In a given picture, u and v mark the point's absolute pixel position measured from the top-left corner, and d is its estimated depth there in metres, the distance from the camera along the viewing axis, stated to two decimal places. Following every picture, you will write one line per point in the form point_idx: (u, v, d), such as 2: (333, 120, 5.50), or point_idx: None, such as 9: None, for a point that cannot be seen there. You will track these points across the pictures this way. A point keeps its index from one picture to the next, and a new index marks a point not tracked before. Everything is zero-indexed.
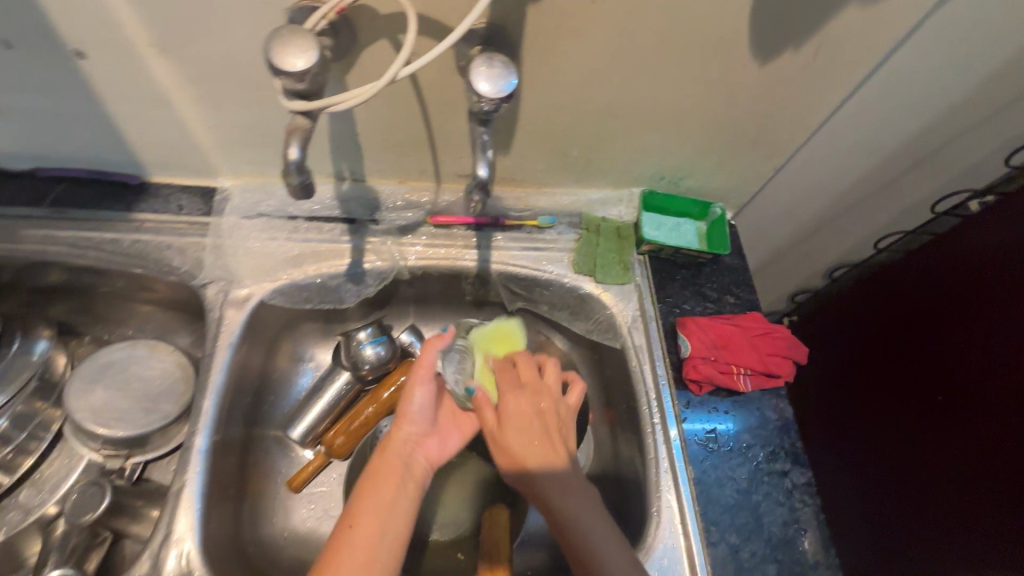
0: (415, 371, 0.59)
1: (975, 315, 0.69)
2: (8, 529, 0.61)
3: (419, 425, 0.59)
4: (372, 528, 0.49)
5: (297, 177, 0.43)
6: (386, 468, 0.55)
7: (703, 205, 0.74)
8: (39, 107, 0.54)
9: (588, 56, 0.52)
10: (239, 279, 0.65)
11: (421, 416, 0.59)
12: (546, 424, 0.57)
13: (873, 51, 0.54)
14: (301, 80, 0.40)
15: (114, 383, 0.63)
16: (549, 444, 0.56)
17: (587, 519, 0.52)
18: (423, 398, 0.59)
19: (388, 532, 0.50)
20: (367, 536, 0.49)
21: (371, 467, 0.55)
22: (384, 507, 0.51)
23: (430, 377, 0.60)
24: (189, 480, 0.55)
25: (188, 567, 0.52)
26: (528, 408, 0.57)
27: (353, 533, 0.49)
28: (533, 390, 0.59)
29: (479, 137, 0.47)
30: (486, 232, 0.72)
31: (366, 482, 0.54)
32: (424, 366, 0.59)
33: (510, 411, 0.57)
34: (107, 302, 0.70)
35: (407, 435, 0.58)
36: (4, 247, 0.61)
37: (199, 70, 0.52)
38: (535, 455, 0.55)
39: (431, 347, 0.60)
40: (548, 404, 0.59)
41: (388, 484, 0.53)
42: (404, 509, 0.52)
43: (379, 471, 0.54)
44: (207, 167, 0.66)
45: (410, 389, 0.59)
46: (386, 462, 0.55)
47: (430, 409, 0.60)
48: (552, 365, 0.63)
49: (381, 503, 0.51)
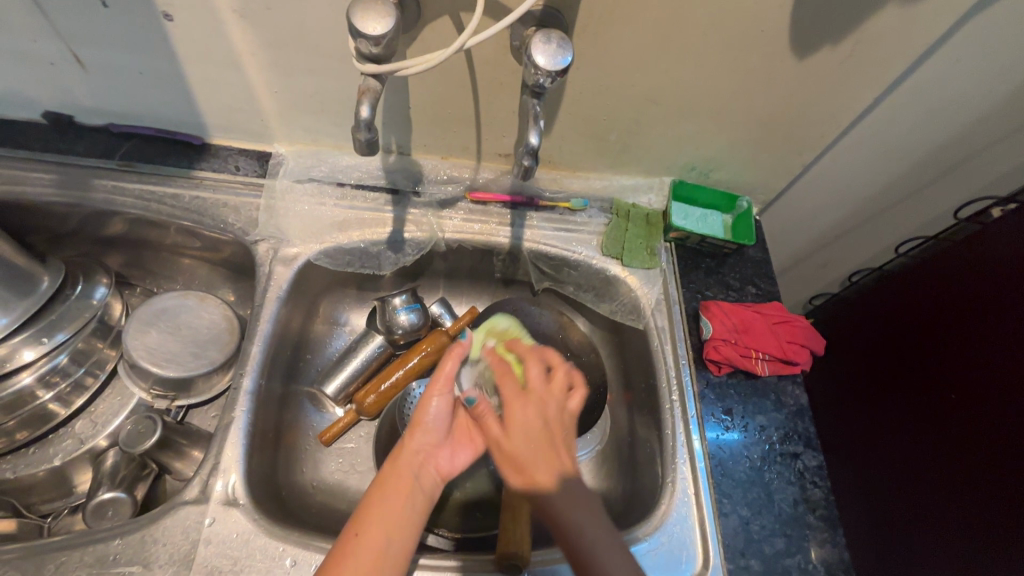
0: (434, 380, 0.54)
1: (990, 316, 0.71)
2: (64, 455, 0.65)
3: (433, 434, 0.54)
4: (378, 544, 0.46)
5: (364, 134, 0.48)
6: (395, 482, 0.50)
7: (730, 198, 0.77)
8: (123, 64, 0.59)
9: (635, 43, 0.56)
10: (289, 239, 0.70)
11: (436, 427, 0.54)
12: (552, 431, 0.53)
13: (906, 51, 0.57)
14: (376, 44, 0.45)
15: (166, 328, 0.67)
16: (560, 464, 0.51)
17: (593, 533, 0.48)
18: (440, 408, 0.54)
19: (397, 538, 0.47)
20: (370, 555, 0.45)
21: (379, 477, 0.51)
22: (388, 524, 0.47)
23: (449, 388, 0.54)
24: (236, 418, 0.59)
25: (233, 496, 0.55)
26: (536, 418, 0.53)
27: (358, 541, 0.46)
28: (539, 395, 0.55)
29: (532, 109, 0.51)
30: (521, 211, 0.76)
31: (373, 492, 0.50)
32: (444, 378, 0.54)
33: (516, 419, 0.53)
34: (161, 255, 0.74)
35: (422, 442, 0.53)
36: (76, 193, 0.66)
37: (273, 37, 0.56)
38: (539, 464, 0.50)
39: (452, 356, 0.54)
40: (554, 412, 0.54)
41: (395, 497, 0.49)
42: (411, 522, 0.49)
43: (384, 486, 0.50)
44: (265, 132, 0.70)
45: (425, 397, 0.54)
46: (397, 472, 0.51)
47: (446, 418, 0.55)
48: (561, 370, 0.57)
49: (390, 515, 0.48)
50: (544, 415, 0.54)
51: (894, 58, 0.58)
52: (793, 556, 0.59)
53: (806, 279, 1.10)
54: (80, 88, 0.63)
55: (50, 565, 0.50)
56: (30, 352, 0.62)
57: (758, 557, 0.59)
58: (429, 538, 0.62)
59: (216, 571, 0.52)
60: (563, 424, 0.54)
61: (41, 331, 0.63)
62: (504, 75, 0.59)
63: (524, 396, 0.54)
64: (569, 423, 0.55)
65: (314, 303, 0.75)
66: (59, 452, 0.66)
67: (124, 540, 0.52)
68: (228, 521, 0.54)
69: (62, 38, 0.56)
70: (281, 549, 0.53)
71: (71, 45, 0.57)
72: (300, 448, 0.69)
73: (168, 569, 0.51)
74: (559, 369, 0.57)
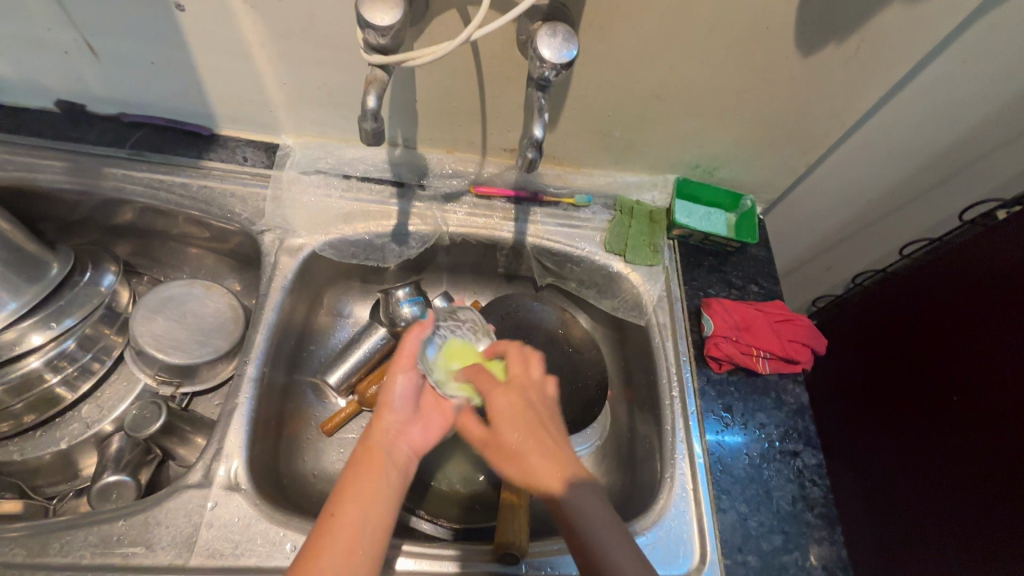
0: (395, 361, 0.56)
1: (992, 319, 0.71)
2: (70, 439, 0.67)
3: (400, 413, 0.55)
4: (353, 521, 0.46)
5: (370, 124, 0.49)
6: (368, 460, 0.50)
7: (734, 197, 0.78)
8: (135, 54, 0.60)
9: (641, 39, 0.56)
10: (295, 230, 0.70)
11: (402, 405, 0.55)
12: (538, 415, 0.53)
13: (911, 50, 0.57)
14: (384, 34, 0.46)
15: (172, 315, 0.68)
16: (547, 435, 0.51)
17: (596, 518, 0.47)
18: (405, 386, 0.55)
19: (372, 517, 0.46)
20: (348, 532, 0.45)
21: (352, 461, 0.50)
22: (364, 501, 0.47)
23: (413, 367, 0.56)
24: (240, 404, 0.60)
25: (235, 481, 0.56)
26: (519, 399, 0.53)
27: (334, 521, 0.45)
28: (517, 384, 0.55)
29: (537, 101, 0.52)
30: (525, 206, 0.76)
31: (348, 473, 0.49)
32: (406, 355, 0.55)
33: (500, 410, 0.52)
34: (167, 245, 0.75)
35: (392, 417, 0.54)
36: (87, 181, 0.67)
37: (282, 29, 0.56)
38: (534, 448, 0.50)
39: (412, 334, 0.56)
40: (537, 398, 0.54)
41: (370, 476, 0.49)
42: (388, 498, 0.48)
43: (357, 463, 0.50)
44: (273, 123, 0.71)
45: (388, 377, 0.55)
46: (369, 448, 0.51)
47: (413, 396, 0.56)
48: (536, 360, 0.58)
49: (365, 492, 0.47)
50: (523, 395, 0.54)
51: (900, 58, 0.58)
52: (791, 553, 0.60)
53: (810, 281, 1.10)
54: (92, 78, 0.64)
55: (54, 544, 0.51)
56: (38, 337, 0.63)
57: (756, 553, 0.59)
58: (426, 527, 0.62)
59: (216, 553, 0.52)
60: (548, 408, 0.54)
61: (49, 316, 0.64)
62: (510, 70, 0.60)
63: (502, 386, 0.55)
64: (553, 405, 0.55)
65: (318, 294, 0.75)
66: (66, 435, 0.67)
67: (128, 521, 0.53)
68: (230, 505, 0.55)
69: (75, 27, 0.57)
70: (281, 534, 0.54)
71: (83, 33, 0.58)
72: (302, 437, 0.70)
73: (169, 551, 0.52)
74: (529, 359, 0.57)
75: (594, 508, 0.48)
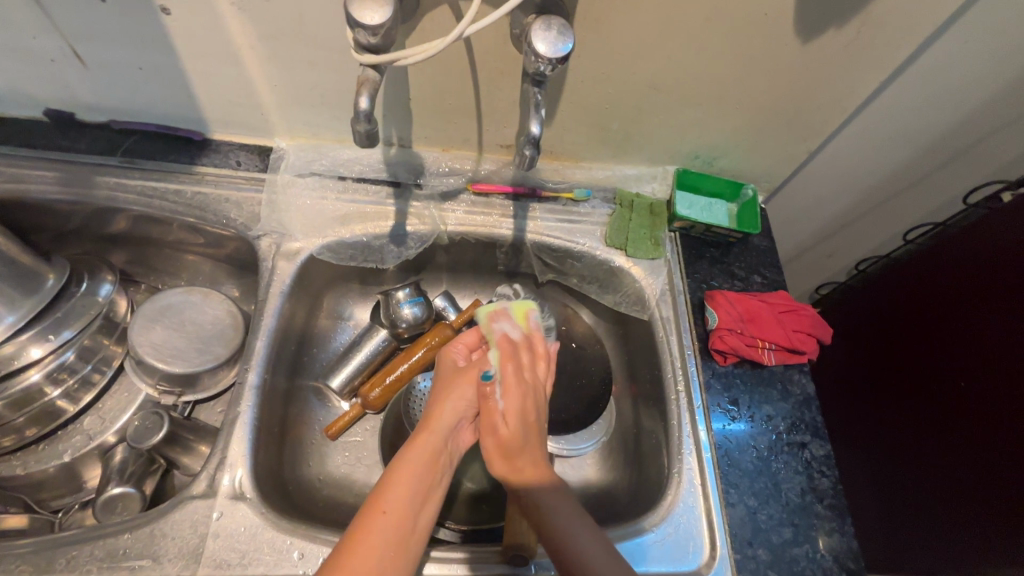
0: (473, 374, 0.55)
1: (999, 301, 0.70)
2: (74, 450, 0.66)
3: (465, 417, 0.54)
4: (402, 525, 0.45)
5: (364, 126, 0.48)
6: (424, 459, 0.49)
7: (735, 186, 0.77)
8: (124, 60, 0.59)
9: (637, 31, 0.55)
10: (292, 234, 0.70)
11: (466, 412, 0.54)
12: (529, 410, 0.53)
13: (912, 32, 0.56)
14: (374, 33, 0.45)
15: (171, 324, 0.67)
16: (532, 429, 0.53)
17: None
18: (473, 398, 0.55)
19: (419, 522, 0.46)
20: (396, 532, 0.45)
21: (408, 452, 0.50)
22: (415, 500, 0.47)
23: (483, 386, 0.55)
24: (242, 412, 0.59)
25: (240, 490, 0.56)
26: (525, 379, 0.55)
27: (383, 519, 0.45)
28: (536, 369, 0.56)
29: (533, 97, 0.51)
30: (523, 203, 0.75)
31: (401, 464, 0.48)
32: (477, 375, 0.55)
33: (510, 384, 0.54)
34: (162, 252, 0.74)
35: (453, 414, 0.53)
36: (79, 190, 0.66)
37: (272, 29, 0.55)
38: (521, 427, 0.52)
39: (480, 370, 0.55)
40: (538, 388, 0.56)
41: (425, 476, 0.48)
42: (434, 502, 0.49)
43: (414, 459, 0.49)
44: (264, 126, 0.70)
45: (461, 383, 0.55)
46: (431, 445, 0.50)
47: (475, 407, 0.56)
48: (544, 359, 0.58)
49: (417, 492, 0.47)
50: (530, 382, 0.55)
51: (901, 40, 0.57)
52: (801, 545, 0.59)
53: (812, 268, 1.09)
54: (80, 84, 0.63)
55: (61, 559, 0.50)
56: (37, 350, 0.63)
57: (766, 547, 0.59)
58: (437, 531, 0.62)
59: (223, 564, 0.52)
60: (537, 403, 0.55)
61: (47, 328, 0.63)
62: (504, 65, 0.59)
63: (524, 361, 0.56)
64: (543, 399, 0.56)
65: (317, 299, 0.75)
66: (69, 448, 0.66)
67: (133, 534, 0.52)
68: (235, 515, 0.54)
69: (60, 34, 0.56)
70: (288, 542, 0.54)
71: (69, 40, 0.56)
72: (306, 442, 0.69)
73: (176, 563, 0.51)
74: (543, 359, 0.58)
75: (574, 521, 0.48)
